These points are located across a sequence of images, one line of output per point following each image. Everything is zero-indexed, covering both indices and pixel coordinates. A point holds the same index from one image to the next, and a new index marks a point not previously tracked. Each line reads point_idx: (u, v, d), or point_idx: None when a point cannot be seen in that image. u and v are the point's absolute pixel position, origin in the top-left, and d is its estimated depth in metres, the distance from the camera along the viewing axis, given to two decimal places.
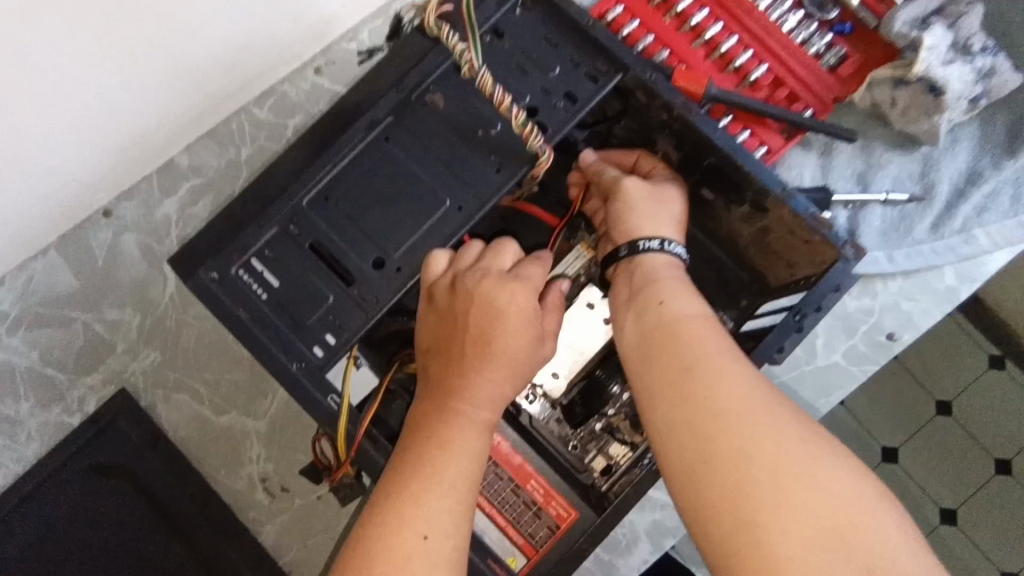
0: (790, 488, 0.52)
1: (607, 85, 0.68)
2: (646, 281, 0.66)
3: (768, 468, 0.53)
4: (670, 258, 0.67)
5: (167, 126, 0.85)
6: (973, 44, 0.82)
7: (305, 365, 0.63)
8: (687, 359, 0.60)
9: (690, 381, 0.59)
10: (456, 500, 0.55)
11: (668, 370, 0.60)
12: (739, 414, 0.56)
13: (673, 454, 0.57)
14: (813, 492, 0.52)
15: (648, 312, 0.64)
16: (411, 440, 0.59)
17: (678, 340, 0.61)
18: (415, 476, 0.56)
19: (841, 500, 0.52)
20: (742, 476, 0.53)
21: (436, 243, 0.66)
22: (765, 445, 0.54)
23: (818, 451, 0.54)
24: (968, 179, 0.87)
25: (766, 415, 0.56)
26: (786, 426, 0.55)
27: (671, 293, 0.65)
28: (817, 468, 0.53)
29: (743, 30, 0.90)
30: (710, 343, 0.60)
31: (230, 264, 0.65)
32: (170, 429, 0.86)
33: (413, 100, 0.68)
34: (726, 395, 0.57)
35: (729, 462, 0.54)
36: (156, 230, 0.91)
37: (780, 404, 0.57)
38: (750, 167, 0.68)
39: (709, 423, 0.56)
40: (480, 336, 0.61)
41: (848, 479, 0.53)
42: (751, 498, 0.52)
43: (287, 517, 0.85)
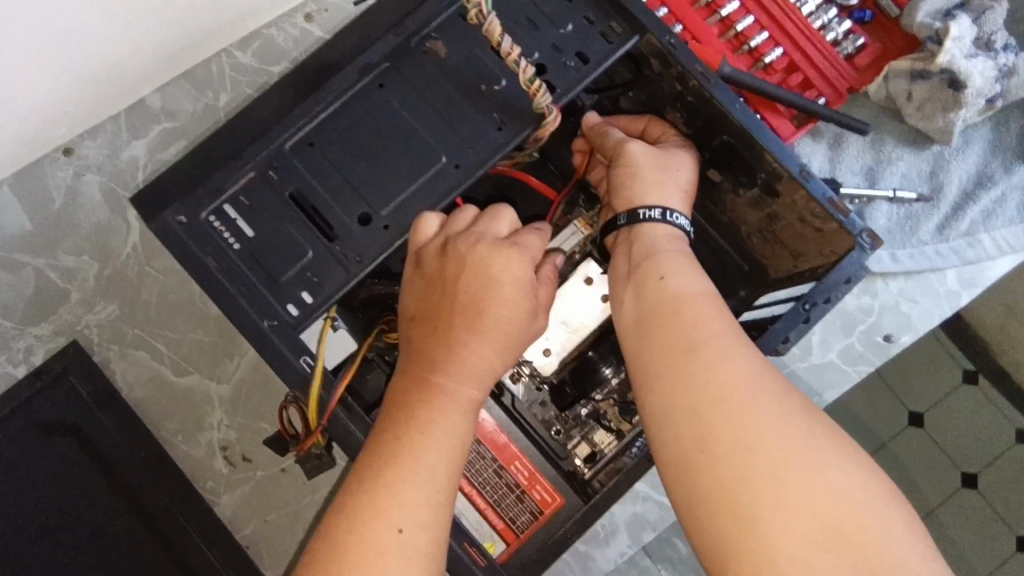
0: (793, 483, 0.48)
1: (622, 47, 0.63)
2: (647, 253, 0.62)
3: (770, 461, 0.49)
4: (674, 229, 0.64)
5: (139, 62, 0.78)
6: (996, 41, 0.81)
7: (277, 323, 0.57)
8: (688, 342, 0.55)
9: (690, 365, 0.54)
10: (433, 492, 0.51)
11: (667, 352, 0.56)
12: (741, 402, 0.51)
13: (668, 442, 0.53)
14: (818, 488, 0.48)
15: (647, 289, 0.60)
16: (390, 417, 0.54)
17: (680, 320, 0.57)
18: (390, 461, 0.51)
19: (848, 498, 0.47)
20: (742, 469, 0.49)
21: (427, 202, 0.61)
22: (767, 435, 0.50)
23: (825, 445, 0.50)
24: (977, 182, 0.85)
25: (770, 404, 0.51)
26: (791, 417, 0.51)
27: (675, 271, 0.60)
28: (824, 463, 0.49)
29: (759, 11, 0.86)
30: (711, 323, 0.56)
31: (200, 208, 0.59)
32: (125, 388, 0.80)
33: (413, 46, 0.62)
34: (728, 381, 0.52)
35: (727, 453, 0.50)
36: (121, 173, 0.84)
37: (785, 392, 0.52)
38: (770, 145, 0.64)
39: (708, 410, 0.51)
40: (470, 306, 0.56)
41: (856, 476, 0.49)
42: (751, 493, 0.48)
43: (247, 489, 0.79)
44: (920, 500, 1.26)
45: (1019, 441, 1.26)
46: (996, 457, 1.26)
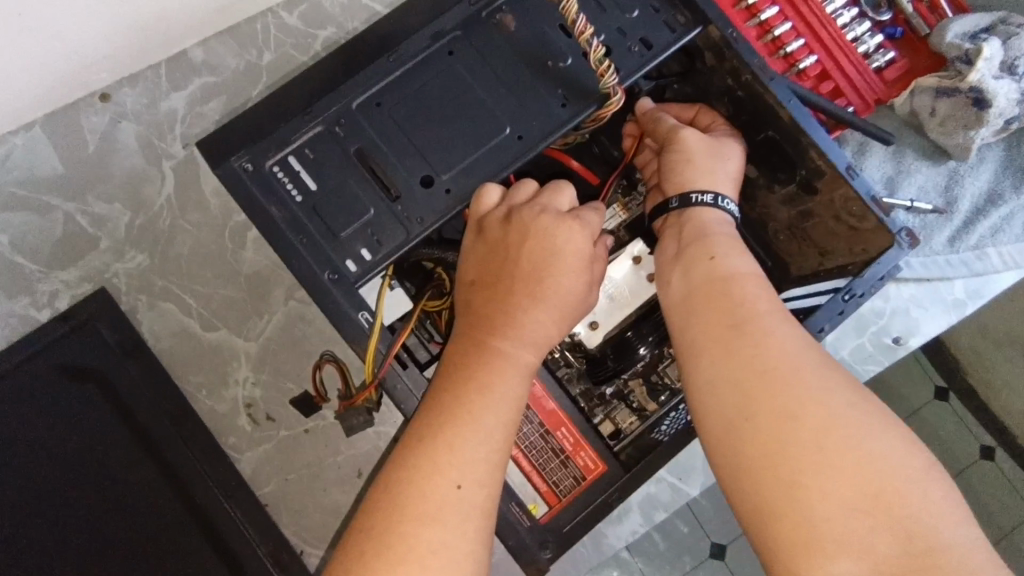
0: (836, 452, 0.46)
1: (685, 37, 0.65)
2: (698, 235, 0.62)
3: (813, 428, 0.47)
4: (725, 216, 0.64)
5: (189, 12, 0.78)
6: (1019, 65, 0.83)
7: (338, 277, 0.58)
8: (734, 315, 0.54)
9: (735, 337, 0.53)
10: (492, 451, 0.50)
11: (712, 325, 0.55)
12: (786, 372, 0.50)
13: (710, 413, 0.52)
14: (862, 458, 0.46)
15: (696, 267, 0.59)
16: (445, 381, 0.53)
17: (726, 295, 0.56)
18: (449, 418, 0.50)
19: (892, 469, 0.46)
20: (785, 437, 0.48)
21: (490, 170, 0.61)
22: (813, 405, 0.48)
23: (870, 417, 0.48)
24: (987, 200, 0.90)
25: (815, 376, 0.50)
26: (837, 389, 0.49)
27: (724, 250, 0.59)
28: (868, 434, 0.47)
29: (797, 18, 0.89)
30: (759, 301, 0.55)
31: (265, 158, 0.59)
32: (151, 338, 0.79)
33: (483, 17, 0.63)
34: (774, 353, 0.51)
35: (771, 421, 0.49)
36: (158, 124, 0.83)
37: (831, 367, 0.51)
38: (822, 144, 0.66)
39: (752, 380, 0.50)
40: (533, 273, 0.55)
41: (902, 449, 0.47)
42: (793, 461, 0.47)
43: (271, 447, 0.79)
44: None
45: None
46: None
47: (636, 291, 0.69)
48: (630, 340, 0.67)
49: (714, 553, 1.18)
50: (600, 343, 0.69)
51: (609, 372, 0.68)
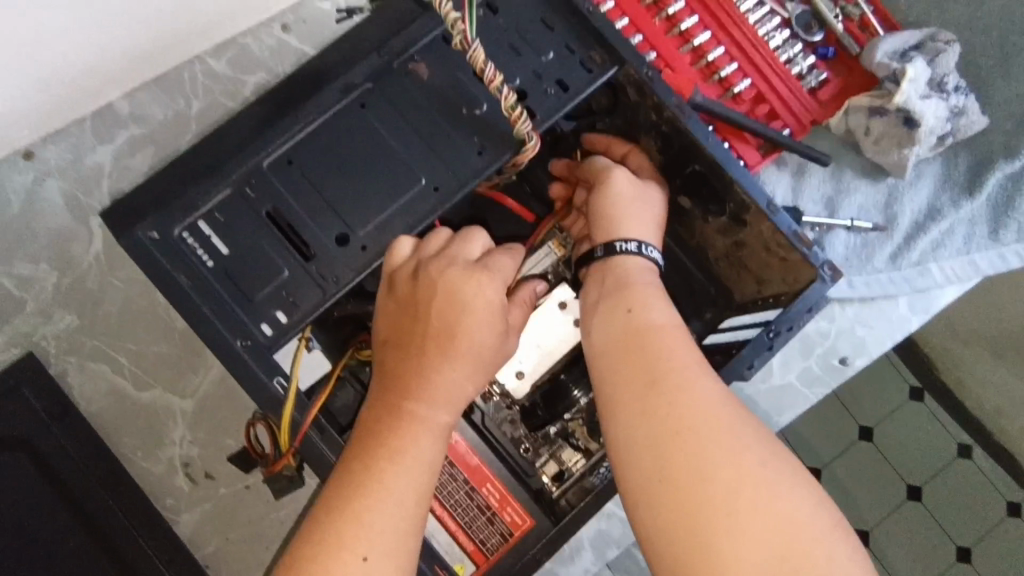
0: (745, 509, 0.47)
1: (601, 77, 0.65)
2: (619, 284, 0.62)
3: (724, 487, 0.48)
4: (648, 262, 0.63)
5: (110, 66, 0.76)
6: (948, 82, 0.85)
7: (251, 343, 0.57)
8: (654, 370, 0.54)
9: (653, 394, 0.53)
10: (403, 519, 0.48)
11: (634, 379, 0.55)
12: (700, 430, 0.50)
13: (630, 470, 0.52)
14: (769, 514, 0.47)
15: (616, 319, 0.59)
16: (356, 451, 0.51)
17: (647, 348, 0.56)
18: (358, 491, 0.48)
19: (796, 524, 0.47)
20: (698, 495, 0.48)
21: (405, 224, 0.60)
22: (724, 463, 0.49)
23: (780, 471, 0.49)
24: (928, 216, 0.89)
25: (730, 432, 0.51)
26: (750, 445, 0.50)
27: (646, 302, 0.59)
28: (777, 490, 0.48)
29: (730, 42, 0.89)
30: (677, 354, 0.55)
31: (173, 224, 0.58)
32: (81, 401, 0.78)
33: (395, 67, 0.62)
34: (690, 410, 0.52)
35: (686, 480, 0.49)
36: (85, 179, 0.82)
37: (745, 422, 0.52)
38: (736, 176, 0.66)
39: (669, 438, 0.51)
40: (442, 330, 0.54)
41: (809, 503, 0.48)
42: (704, 520, 0.47)
43: (209, 507, 0.78)
44: (869, 511, 1.33)
45: (960, 454, 1.34)
46: (941, 470, 1.34)
47: (567, 335, 0.68)
48: (563, 383, 0.67)
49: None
50: (531, 392, 0.68)
51: (541, 421, 0.69)
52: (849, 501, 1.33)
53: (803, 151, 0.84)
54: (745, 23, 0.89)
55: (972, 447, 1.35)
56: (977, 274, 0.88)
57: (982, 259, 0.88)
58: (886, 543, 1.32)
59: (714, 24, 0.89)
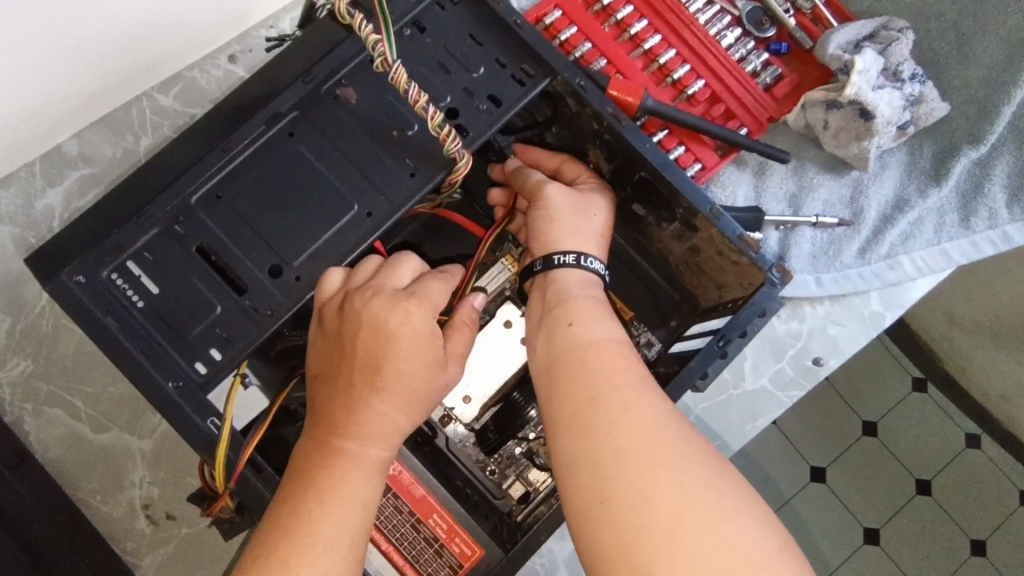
0: (689, 535, 0.44)
1: (534, 90, 0.64)
2: (558, 298, 0.60)
3: (668, 512, 0.45)
4: (586, 275, 0.61)
5: (51, 109, 0.76)
6: (902, 71, 0.83)
7: (182, 384, 0.55)
8: (595, 389, 0.52)
9: (594, 414, 0.50)
10: (334, 562, 0.46)
11: (575, 399, 0.52)
12: (641, 451, 0.48)
13: (573, 496, 0.49)
14: (714, 540, 0.44)
15: (557, 335, 0.57)
16: (285, 493, 0.49)
17: (587, 365, 0.53)
18: (286, 535, 0.47)
19: (743, 550, 0.44)
20: (640, 521, 0.45)
21: (338, 253, 0.59)
22: (667, 486, 0.46)
23: (725, 493, 0.47)
24: (894, 207, 0.87)
25: (672, 452, 0.48)
26: (694, 465, 0.48)
27: (586, 316, 0.57)
28: (723, 514, 0.45)
29: (681, 44, 0.87)
30: (618, 371, 0.53)
31: (101, 266, 0.57)
32: (39, 448, 0.77)
33: (323, 93, 0.61)
34: (632, 429, 0.49)
35: (628, 506, 0.46)
36: (36, 223, 0.82)
37: (689, 441, 0.49)
38: (678, 183, 0.64)
39: (611, 460, 0.48)
40: (369, 363, 0.52)
41: (755, 527, 0.46)
42: (649, 548, 0.44)
43: (172, 548, 0.77)
44: (873, 509, 1.29)
45: (969, 444, 1.31)
46: (950, 462, 1.31)
47: (514, 355, 0.68)
48: (515, 401, 0.68)
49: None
50: (480, 414, 0.68)
51: (495, 443, 0.68)
52: (853, 499, 1.29)
53: (762, 148, 0.82)
54: (695, 24, 0.87)
55: (979, 435, 1.32)
56: (950, 263, 0.85)
57: (954, 247, 0.86)
58: (894, 541, 1.28)
59: (663, 26, 0.87)
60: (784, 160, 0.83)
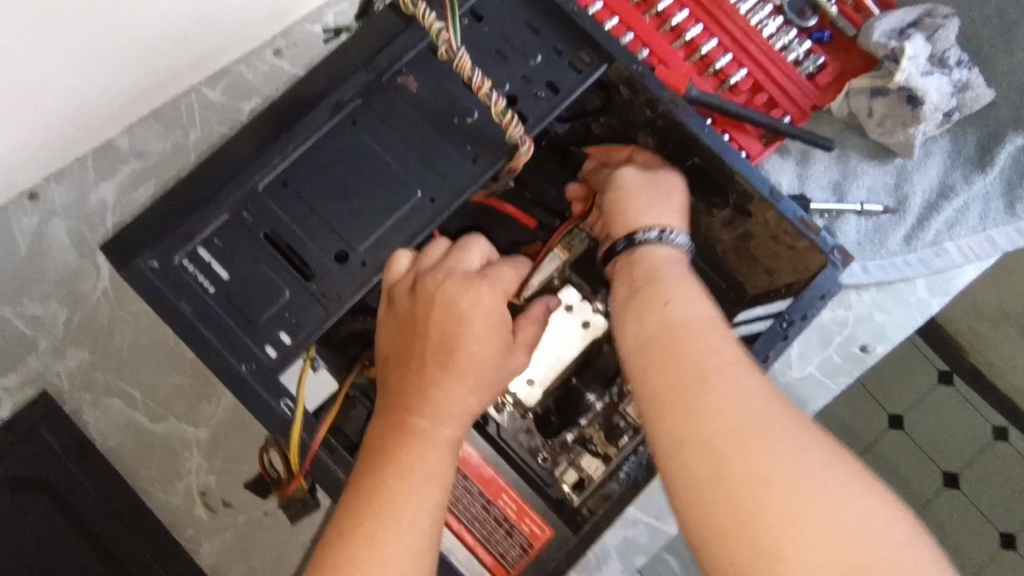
0: (819, 523, 0.39)
1: (592, 76, 0.64)
2: (649, 278, 0.55)
3: (792, 498, 0.39)
4: (671, 248, 0.59)
5: (106, 104, 0.78)
6: (949, 57, 0.84)
7: (255, 367, 0.56)
8: (698, 367, 0.46)
9: (700, 394, 0.45)
10: (417, 540, 0.47)
11: (676, 378, 0.47)
12: (757, 432, 0.42)
13: (677, 478, 0.44)
14: (850, 529, 0.38)
15: (651, 313, 0.51)
16: (362, 473, 0.51)
17: (683, 341, 0.48)
18: (368, 512, 0.48)
19: (881, 538, 0.38)
20: (761, 508, 0.40)
21: (402, 238, 0.60)
22: (790, 471, 0.40)
23: (856, 479, 0.41)
24: (939, 194, 0.87)
25: (792, 434, 0.42)
26: (818, 448, 0.42)
27: (681, 294, 0.52)
28: (859, 501, 0.39)
29: (723, 34, 0.88)
30: (722, 349, 0.47)
31: (173, 253, 0.58)
32: (98, 438, 0.79)
33: (383, 82, 0.62)
34: (741, 407, 0.43)
35: (746, 492, 0.40)
36: (90, 217, 0.84)
37: (809, 424, 0.44)
38: (736, 166, 0.64)
39: (720, 440, 0.42)
40: (442, 343, 0.54)
41: (896, 517, 0.39)
42: (769, 534, 0.39)
43: (230, 534, 0.79)
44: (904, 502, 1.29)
45: (995, 437, 1.30)
46: (979, 455, 1.30)
47: (574, 340, 0.69)
48: (576, 388, 0.69)
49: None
50: (543, 399, 0.69)
51: (555, 428, 0.69)
52: None
53: (810, 136, 0.83)
54: (737, 13, 0.87)
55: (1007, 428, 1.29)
56: (996, 250, 0.85)
57: (1000, 235, 0.85)
58: None
59: (705, 16, 0.88)
60: (823, 143, 0.83)
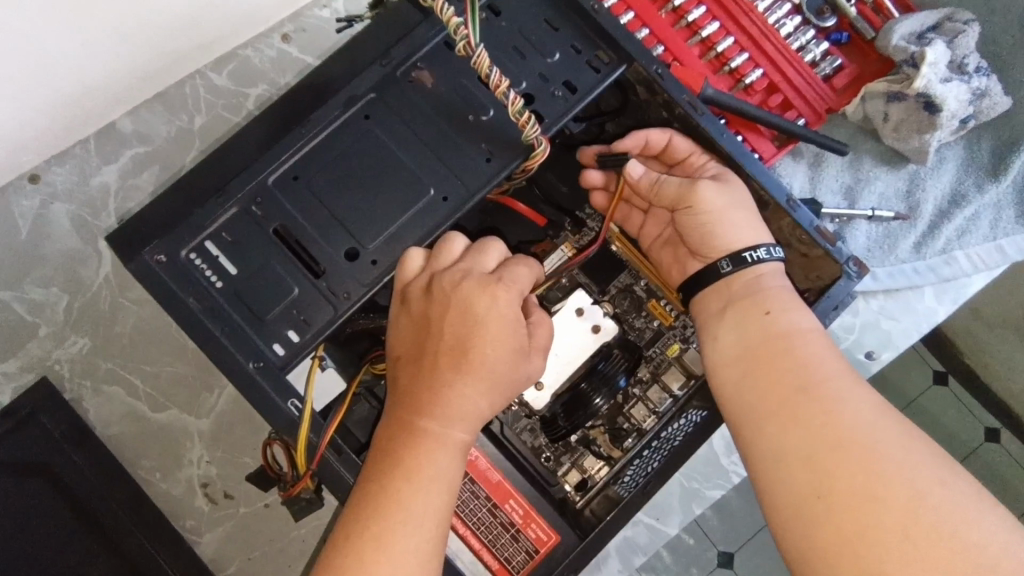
0: (922, 536, 0.43)
1: (610, 76, 0.63)
2: (748, 291, 0.59)
3: (897, 511, 0.44)
4: (776, 263, 0.60)
5: (111, 86, 0.76)
6: (968, 64, 0.82)
7: (263, 364, 0.56)
8: (803, 379, 0.52)
9: (804, 405, 0.51)
10: (423, 542, 0.48)
11: (780, 389, 0.53)
12: (861, 444, 0.47)
13: (782, 488, 0.49)
14: (955, 544, 0.42)
15: (753, 324, 0.57)
16: (371, 472, 0.50)
17: (786, 357, 0.54)
18: (376, 512, 0.48)
19: (988, 553, 0.42)
20: (864, 516, 0.45)
21: (414, 238, 0.59)
22: (894, 483, 0.45)
23: (960, 495, 0.45)
24: (951, 201, 0.87)
25: (897, 449, 0.47)
26: (923, 465, 0.46)
27: (783, 306, 0.57)
28: (963, 517, 0.43)
29: (740, 32, 0.85)
30: (826, 362, 0.53)
31: (180, 246, 0.57)
32: (99, 426, 0.80)
33: (398, 76, 0.61)
34: (848, 423, 0.49)
35: (851, 500, 0.45)
36: (92, 201, 0.82)
37: (916, 440, 0.48)
38: (754, 172, 0.63)
39: (827, 451, 0.48)
40: (456, 345, 0.53)
41: (1002, 534, 0.43)
42: (874, 544, 0.43)
43: (229, 526, 0.80)
44: None
45: None
46: None
47: (583, 343, 0.67)
48: (584, 392, 0.65)
49: (722, 561, 1.14)
50: (551, 402, 0.67)
51: (562, 432, 0.66)
52: None
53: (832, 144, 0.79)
54: (755, 11, 0.85)
55: (999, 430, 1.21)
56: (1005, 260, 0.85)
57: (1009, 244, 0.85)
58: None
59: (722, 13, 0.85)
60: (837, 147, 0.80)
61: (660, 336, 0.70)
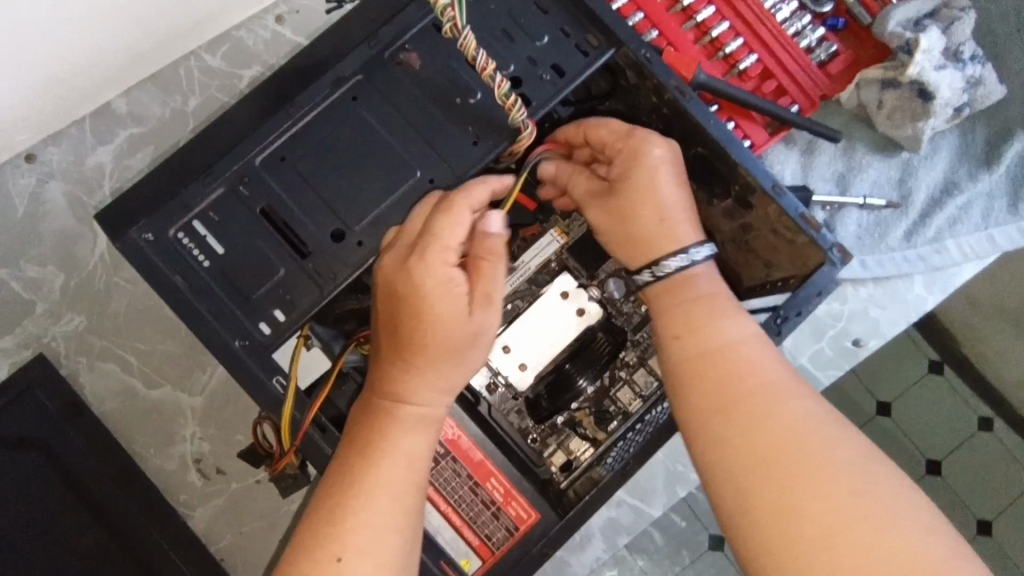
0: (845, 546, 0.43)
1: (597, 61, 0.63)
2: (677, 296, 0.57)
3: (819, 524, 0.44)
4: (691, 268, 0.57)
5: (102, 68, 0.76)
6: (964, 51, 0.82)
7: (249, 343, 0.57)
8: (733, 389, 0.51)
9: (732, 417, 0.50)
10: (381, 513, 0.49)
11: (708, 399, 0.51)
12: (787, 458, 0.47)
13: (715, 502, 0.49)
14: (877, 552, 0.43)
15: (686, 331, 0.55)
16: (339, 450, 0.53)
17: (718, 365, 0.52)
18: (339, 493, 0.50)
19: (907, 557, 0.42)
20: (791, 531, 0.45)
21: (400, 220, 0.59)
22: (819, 496, 0.45)
23: (884, 500, 0.45)
24: (943, 190, 0.86)
25: (822, 459, 0.46)
26: (849, 473, 0.46)
27: (716, 312, 0.55)
28: (885, 523, 0.44)
29: (734, 16, 0.85)
30: (757, 369, 0.51)
31: (168, 226, 0.58)
32: (94, 402, 0.82)
33: (386, 58, 0.61)
34: (775, 437, 0.48)
35: (776, 514, 0.45)
36: (86, 181, 0.83)
37: (843, 446, 0.47)
38: (739, 156, 0.63)
39: (754, 467, 0.47)
40: (390, 321, 0.54)
41: (924, 536, 0.43)
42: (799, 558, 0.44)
43: (220, 502, 0.82)
44: None
45: None
46: None
47: (567, 327, 0.69)
48: (567, 373, 0.67)
49: (712, 544, 1.15)
50: (535, 382, 0.68)
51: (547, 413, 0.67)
52: None
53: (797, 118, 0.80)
54: None
55: (992, 420, 1.19)
56: (995, 250, 0.85)
57: (1001, 234, 0.85)
58: None
59: None
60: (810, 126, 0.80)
61: (647, 321, 0.70)
